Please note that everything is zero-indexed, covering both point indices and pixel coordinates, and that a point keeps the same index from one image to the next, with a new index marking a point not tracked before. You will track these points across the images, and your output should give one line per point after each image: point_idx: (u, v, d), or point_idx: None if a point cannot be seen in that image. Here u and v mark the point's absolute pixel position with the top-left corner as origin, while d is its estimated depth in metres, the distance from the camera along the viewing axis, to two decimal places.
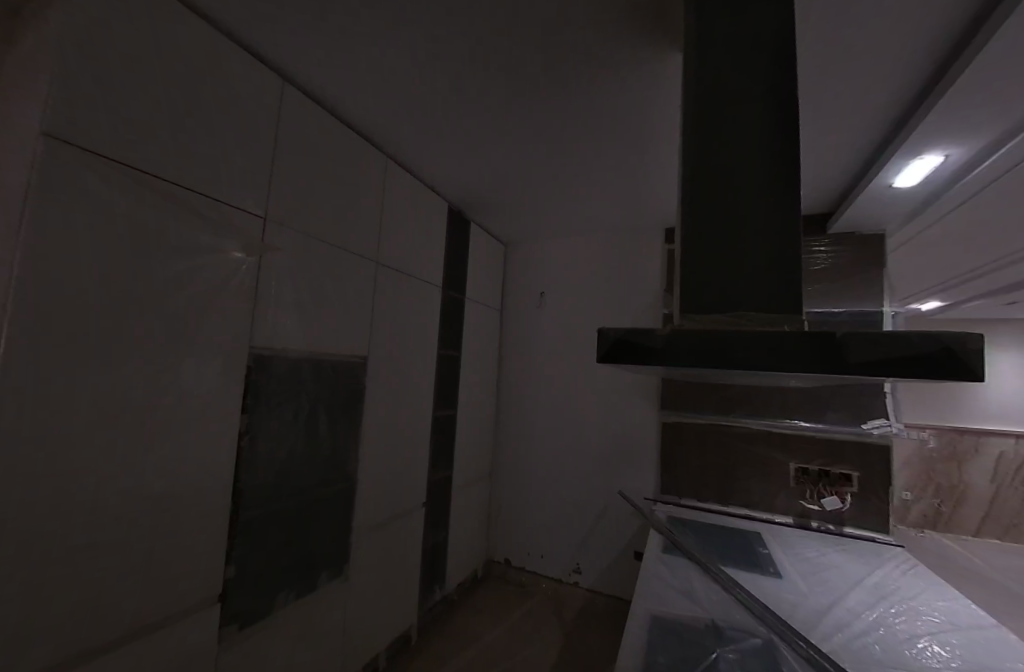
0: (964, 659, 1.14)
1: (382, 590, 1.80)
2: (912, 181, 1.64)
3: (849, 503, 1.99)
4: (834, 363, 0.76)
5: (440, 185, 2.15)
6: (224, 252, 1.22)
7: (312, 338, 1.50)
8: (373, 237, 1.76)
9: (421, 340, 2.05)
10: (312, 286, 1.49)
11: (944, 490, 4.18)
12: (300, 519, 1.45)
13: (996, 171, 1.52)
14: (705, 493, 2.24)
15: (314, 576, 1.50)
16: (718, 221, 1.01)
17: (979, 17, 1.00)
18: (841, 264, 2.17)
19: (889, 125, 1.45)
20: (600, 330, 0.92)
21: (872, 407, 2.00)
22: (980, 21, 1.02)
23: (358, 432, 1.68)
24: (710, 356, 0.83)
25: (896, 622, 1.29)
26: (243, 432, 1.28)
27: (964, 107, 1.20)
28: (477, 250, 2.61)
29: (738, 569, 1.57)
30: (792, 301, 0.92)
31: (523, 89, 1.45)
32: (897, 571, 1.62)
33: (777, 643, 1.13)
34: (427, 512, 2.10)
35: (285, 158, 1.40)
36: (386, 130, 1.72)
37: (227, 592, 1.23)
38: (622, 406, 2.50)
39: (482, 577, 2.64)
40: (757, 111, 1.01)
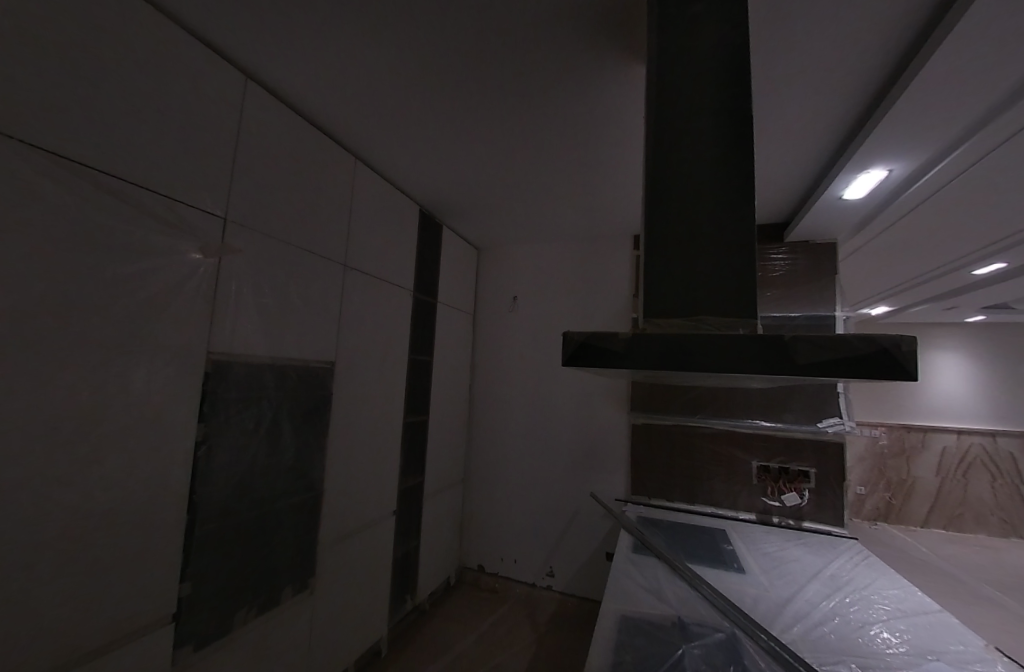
0: (912, 644, 1.21)
1: (350, 601, 1.75)
2: (859, 194, 1.75)
3: (807, 499, 2.08)
4: (786, 365, 0.79)
5: (410, 187, 2.13)
6: (178, 253, 1.17)
7: (274, 343, 1.45)
8: (340, 240, 1.72)
9: (390, 345, 2.02)
10: (274, 289, 1.44)
11: (895, 484, 4.44)
12: (261, 533, 1.39)
13: (935, 185, 1.63)
14: (674, 493, 2.29)
15: (277, 590, 1.44)
16: (679, 228, 1.04)
17: (920, 36, 1.08)
18: (797, 270, 2.28)
19: (840, 139, 1.53)
20: (564, 334, 0.93)
21: (827, 407, 2.10)
22: (921, 42, 1.10)
23: (323, 440, 1.63)
24: (669, 359, 0.85)
25: (851, 611, 1.36)
26: (199, 442, 1.21)
27: (905, 123, 1.29)
28: (449, 254, 2.60)
29: (704, 566, 1.61)
30: (748, 305, 0.96)
31: (494, 95, 1.45)
32: (851, 563, 1.70)
33: (739, 637, 1.17)
34: (397, 521, 2.06)
35: (248, 157, 1.36)
36: (354, 132, 1.69)
37: (182, 611, 1.16)
38: (594, 409, 2.54)
39: (455, 584, 2.60)
40: (716, 121, 1.05)
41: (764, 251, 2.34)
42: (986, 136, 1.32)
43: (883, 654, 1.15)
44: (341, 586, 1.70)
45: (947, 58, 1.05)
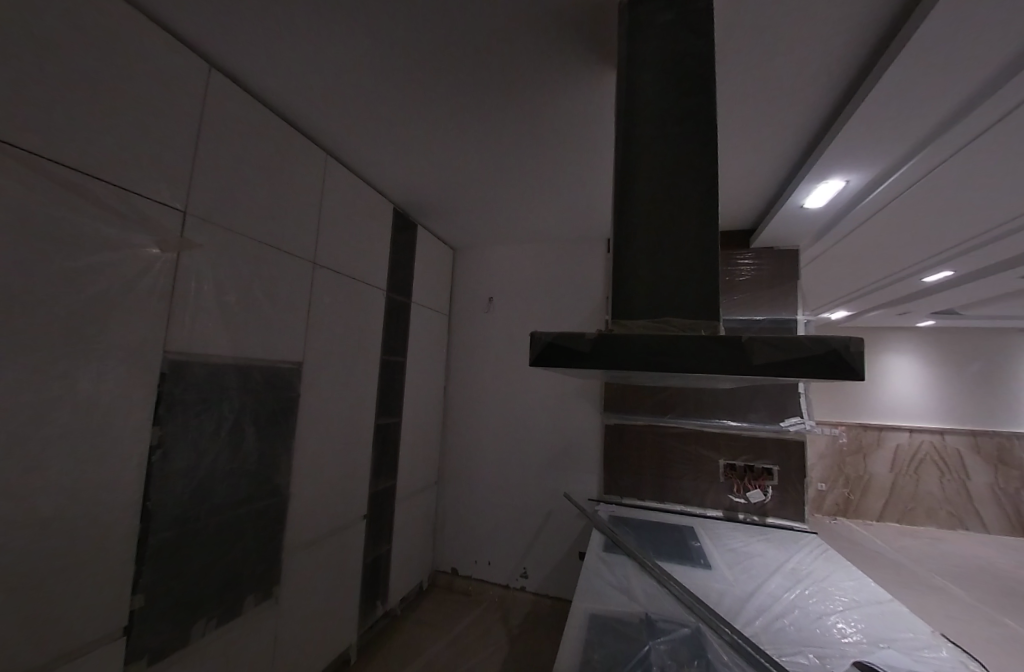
0: (866, 632, 1.27)
1: (317, 609, 1.70)
2: (819, 202, 1.84)
3: (771, 495, 2.16)
4: (744, 365, 0.82)
5: (384, 186, 2.09)
6: (133, 247, 1.11)
7: (238, 342, 1.39)
8: (309, 236, 1.68)
9: (361, 345, 1.98)
10: (238, 286, 1.39)
11: (853, 480, 4.66)
12: (222, 540, 1.33)
13: (888, 195, 1.73)
14: (645, 492, 2.33)
15: (239, 598, 1.38)
16: (645, 231, 1.06)
17: (876, 52, 1.14)
18: (762, 275, 2.36)
19: (802, 149, 1.60)
20: (532, 334, 0.94)
21: (790, 406, 2.18)
22: (875, 58, 1.16)
23: (289, 443, 1.58)
24: (634, 359, 0.87)
25: (809, 603, 1.41)
26: (153, 446, 1.15)
27: (861, 135, 1.36)
28: (424, 254, 2.57)
29: (672, 563, 1.64)
30: (711, 308, 0.98)
31: (469, 96, 1.45)
32: (810, 556, 1.77)
33: (704, 632, 1.20)
34: (368, 524, 2.02)
35: (211, 149, 1.30)
36: (326, 128, 1.65)
37: (134, 624, 1.10)
38: (568, 409, 2.56)
39: (428, 588, 2.57)
40: (682, 129, 1.08)
41: (731, 256, 2.42)
42: (933, 151, 1.41)
43: (838, 643, 1.20)
44: (308, 593, 1.65)
45: (899, 73, 1.12)
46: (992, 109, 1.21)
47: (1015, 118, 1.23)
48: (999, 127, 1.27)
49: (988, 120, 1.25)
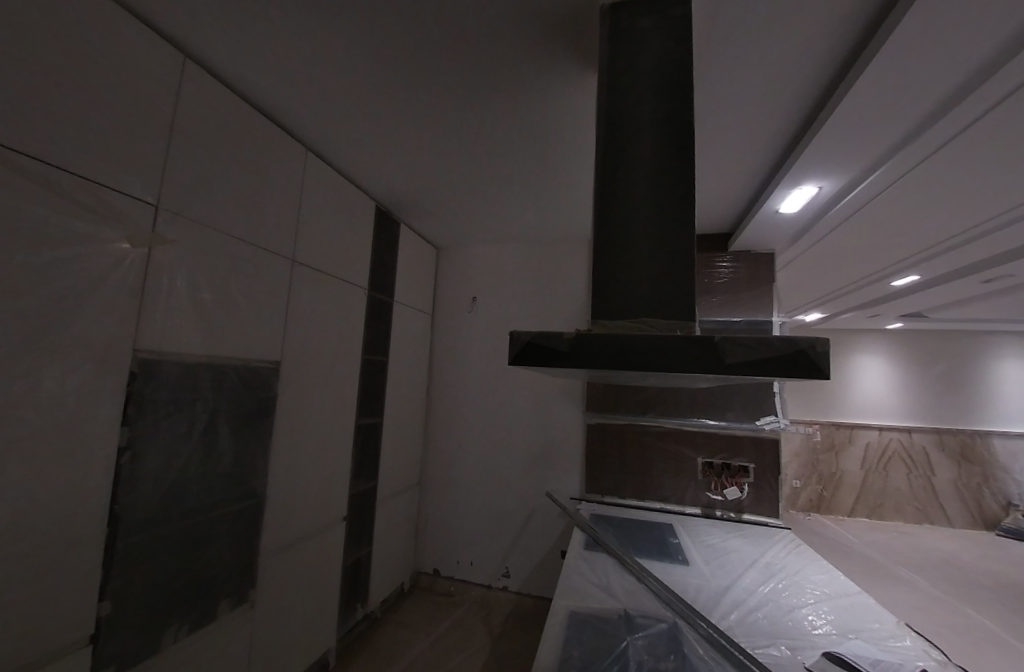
0: (835, 623, 1.31)
1: (295, 613, 1.66)
2: (794, 207, 1.90)
3: (747, 492, 2.21)
4: (716, 365, 0.84)
5: (366, 184, 2.07)
6: (101, 241, 1.07)
7: (213, 340, 1.35)
8: (289, 233, 1.65)
9: (342, 344, 1.95)
10: (213, 282, 1.35)
11: (826, 477, 4.82)
12: (196, 544, 1.30)
13: (861, 200, 1.79)
14: (625, 490, 2.37)
15: (213, 604, 1.34)
16: (625, 233, 1.08)
17: (847, 63, 1.18)
18: (739, 277, 2.42)
19: (777, 155, 1.65)
20: (512, 333, 0.94)
21: (765, 405, 2.23)
22: (847, 67, 1.20)
23: (266, 445, 1.54)
24: (612, 358, 0.88)
25: (782, 596, 1.45)
26: (122, 448, 1.12)
27: (832, 142, 1.41)
28: (407, 253, 2.55)
29: (651, 560, 1.67)
30: (687, 309, 1.00)
31: (453, 95, 1.45)
32: (784, 551, 1.82)
33: (680, 627, 1.22)
34: (348, 526, 1.99)
35: (185, 142, 1.26)
36: (306, 124, 1.62)
37: (101, 632, 1.07)
38: (550, 409, 2.57)
39: (409, 589, 2.55)
40: (660, 134, 1.10)
41: (710, 258, 2.47)
42: (901, 159, 1.47)
43: (809, 635, 1.24)
44: (285, 597, 1.62)
45: (869, 82, 1.16)
46: (956, 118, 1.27)
47: (977, 128, 1.29)
48: (962, 137, 1.34)
49: (952, 129, 1.31)
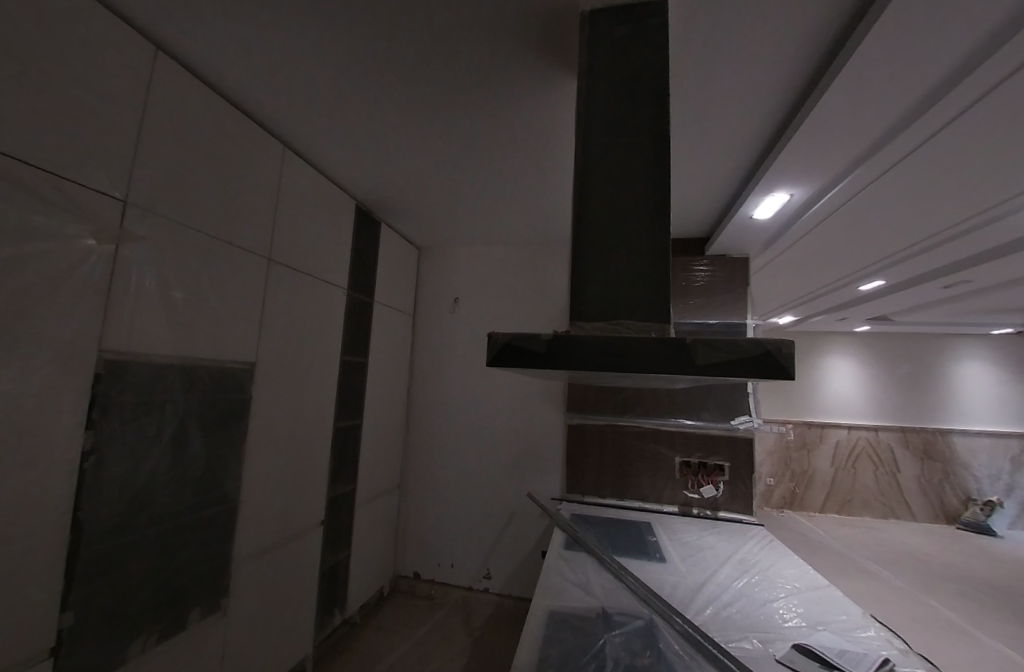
0: (805, 616, 1.35)
1: (269, 620, 1.62)
2: (767, 213, 1.96)
3: (723, 490, 2.26)
4: (687, 366, 0.86)
5: (346, 183, 2.05)
6: (65, 237, 1.04)
7: (184, 341, 1.31)
8: (266, 231, 1.61)
9: (320, 345, 1.92)
10: (186, 280, 1.31)
11: (798, 475, 4.98)
12: (164, 551, 1.26)
13: (831, 206, 1.86)
14: (605, 490, 2.39)
15: (182, 613, 1.30)
16: (602, 236, 1.09)
17: (816, 74, 1.23)
18: (715, 280, 2.48)
19: (751, 162, 1.70)
20: (489, 335, 0.95)
21: (740, 405, 2.29)
22: (817, 79, 1.25)
23: (240, 448, 1.51)
24: (589, 360, 0.89)
25: (755, 591, 1.49)
26: (85, 452, 1.07)
27: (802, 149, 1.46)
28: (388, 253, 2.52)
29: (629, 558, 1.69)
30: (662, 311, 1.02)
31: (436, 95, 1.45)
32: (757, 547, 1.88)
33: (657, 623, 1.25)
34: (325, 531, 1.95)
35: (156, 135, 1.23)
36: (284, 121, 1.60)
37: (62, 644, 1.03)
38: (532, 410, 2.58)
39: (388, 594, 2.52)
40: (637, 140, 1.12)
41: (688, 262, 2.53)
42: (868, 167, 1.54)
43: (780, 629, 1.27)
44: (260, 604, 1.58)
45: (837, 94, 1.21)
46: (918, 130, 1.33)
47: (938, 140, 1.36)
48: (924, 148, 1.41)
49: (914, 141, 1.38)
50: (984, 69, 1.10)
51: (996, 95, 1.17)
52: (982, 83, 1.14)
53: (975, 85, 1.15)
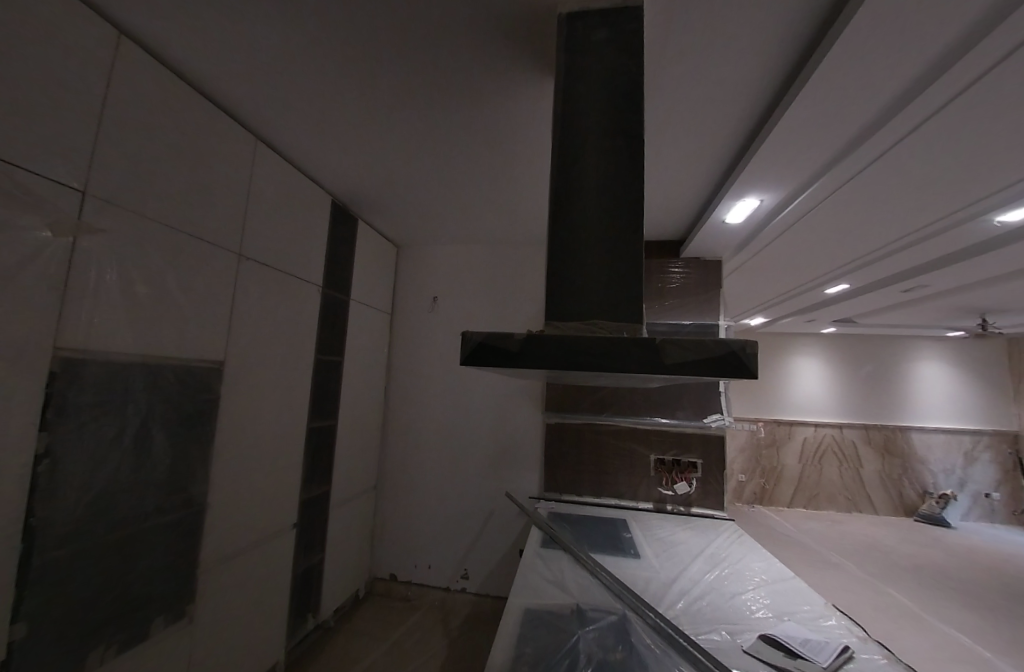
0: (771, 607, 1.40)
1: (239, 627, 1.58)
2: (739, 218, 2.03)
3: (695, 487, 2.32)
4: (655, 366, 0.88)
5: (322, 178, 2.01)
6: (18, 229, 0.99)
7: (148, 338, 1.26)
8: (237, 225, 1.56)
9: (294, 344, 1.88)
10: (150, 275, 1.26)
11: (768, 471, 5.18)
12: (125, 558, 1.20)
13: (800, 212, 1.94)
14: (582, 488, 2.42)
15: (145, 621, 1.25)
16: (577, 237, 1.11)
17: (785, 83, 1.28)
18: (690, 282, 2.54)
19: (724, 167, 1.75)
20: (463, 334, 0.95)
21: (713, 404, 2.35)
22: (785, 89, 1.30)
23: (209, 449, 1.46)
24: (562, 359, 0.91)
25: (725, 584, 1.54)
26: (38, 455, 1.02)
27: (772, 155, 1.52)
28: (364, 250, 2.48)
29: (604, 555, 1.72)
30: (634, 311, 1.04)
31: (414, 92, 1.43)
32: (728, 541, 1.93)
33: (630, 618, 1.27)
34: (298, 534, 1.91)
35: (118, 123, 1.18)
36: (258, 113, 1.56)
37: (12, 657, 0.98)
38: (510, 409, 2.59)
39: (364, 597, 2.48)
40: (612, 142, 1.13)
41: (663, 264, 2.58)
42: (835, 174, 1.61)
43: (748, 620, 1.32)
44: (228, 610, 1.53)
45: (805, 102, 1.26)
46: (881, 139, 1.40)
47: (900, 148, 1.43)
48: (888, 155, 1.48)
49: (879, 148, 1.45)
50: (940, 83, 1.16)
51: (951, 110, 1.25)
52: (938, 97, 1.21)
53: (933, 97, 1.21)
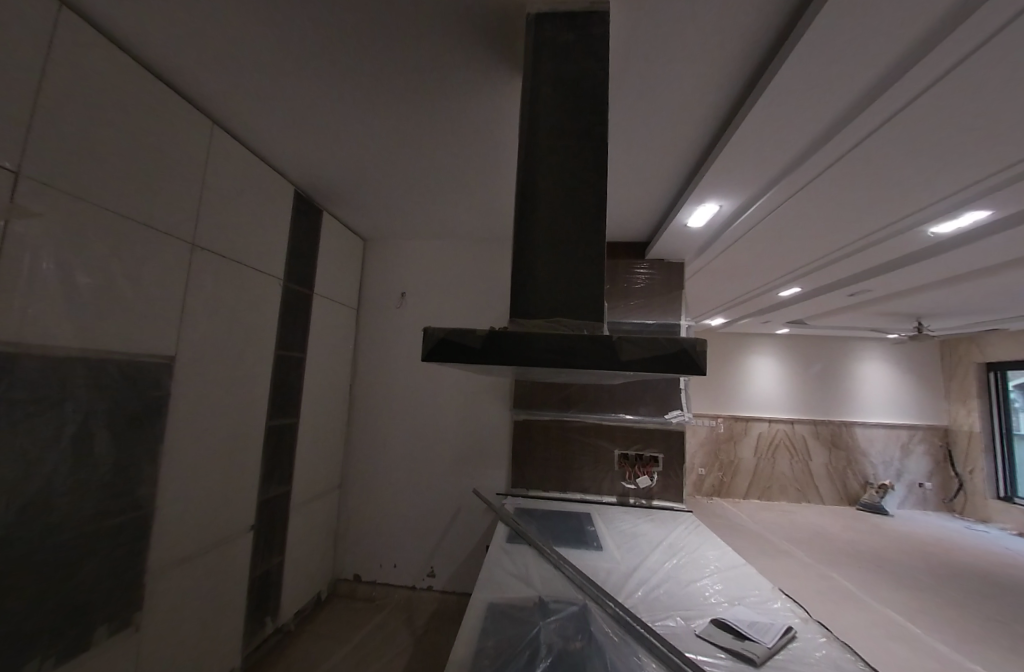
0: (725, 593, 1.48)
1: (193, 633, 1.51)
2: (700, 222, 2.12)
3: (656, 480, 2.41)
4: (611, 362, 0.90)
5: (284, 168, 1.94)
6: None
7: (90, 331, 1.19)
8: (192, 213, 1.49)
9: (252, 338, 1.81)
10: (93, 264, 1.18)
11: (725, 464, 5.45)
12: (64, 565, 1.13)
13: (757, 217, 2.04)
14: (549, 483, 2.47)
15: (88, 630, 1.18)
16: (542, 236, 1.13)
17: (744, 91, 1.34)
18: (654, 282, 2.63)
19: (686, 172, 1.82)
20: (425, 330, 0.94)
21: (674, 401, 2.44)
22: (742, 99, 1.37)
23: (158, 449, 1.38)
24: (525, 356, 0.92)
25: (682, 573, 1.61)
26: None
27: (731, 163, 1.60)
28: (330, 243, 2.42)
29: (568, 548, 1.75)
30: (595, 310, 1.07)
31: (382, 85, 1.41)
32: (686, 532, 2.02)
33: (590, 608, 1.31)
34: (256, 535, 1.84)
35: (58, 100, 1.10)
36: (215, 97, 1.49)
37: None
38: (479, 406, 2.60)
39: (326, 598, 2.43)
40: (578, 144, 1.16)
41: (629, 264, 2.65)
42: (789, 182, 1.70)
43: (702, 606, 1.38)
44: (180, 616, 1.46)
45: (760, 113, 1.34)
46: (829, 151, 1.50)
47: (847, 159, 1.54)
48: (836, 166, 1.58)
49: (827, 160, 1.55)
50: (882, 100, 1.25)
51: (890, 127, 1.35)
52: (880, 115, 1.31)
53: (877, 113, 1.30)
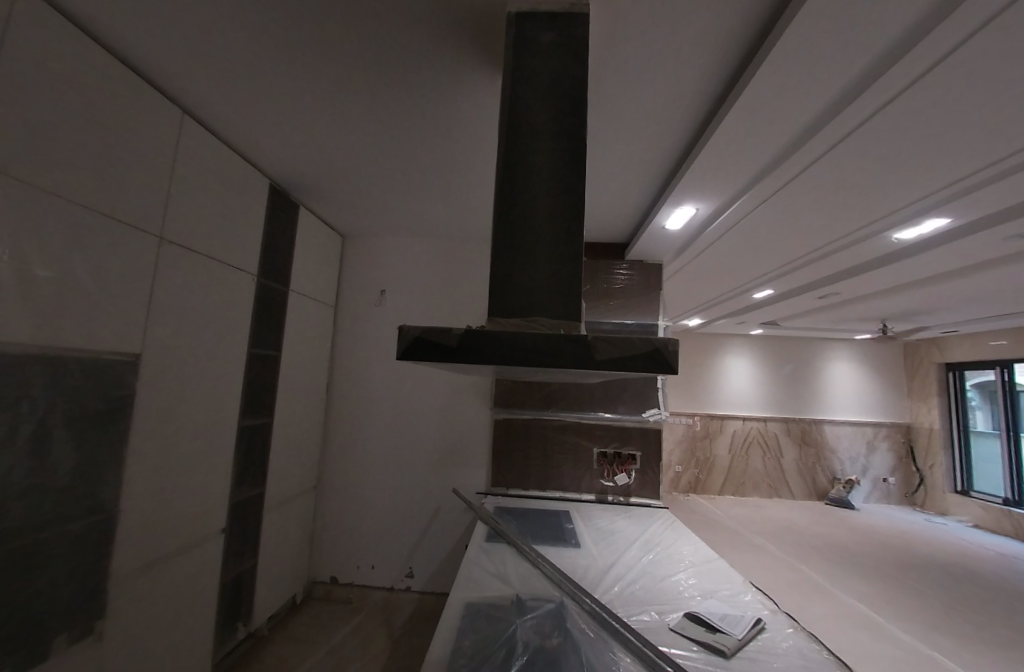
0: (699, 587, 1.51)
1: (159, 641, 1.46)
2: (677, 225, 2.17)
3: (634, 478, 2.45)
4: (587, 361, 0.91)
5: (259, 160, 1.88)
6: None
7: (47, 326, 1.13)
8: (159, 205, 1.43)
9: (224, 336, 1.75)
10: (50, 257, 1.13)
11: (701, 461, 5.59)
12: (18, 572, 1.08)
13: (732, 220, 2.09)
14: (529, 482, 2.48)
15: (44, 640, 1.13)
16: (520, 235, 1.13)
17: (721, 97, 1.38)
18: (633, 283, 2.67)
19: (665, 174, 1.85)
20: (401, 327, 0.94)
21: (651, 400, 2.49)
22: (719, 104, 1.41)
23: (122, 450, 1.33)
24: (501, 355, 0.93)
25: (657, 568, 1.64)
26: None
27: (708, 166, 1.63)
28: (306, 239, 2.37)
29: (546, 545, 1.77)
30: (572, 310, 1.08)
31: (361, 80, 1.39)
32: (661, 528, 2.06)
33: (567, 605, 1.32)
34: (228, 538, 1.79)
35: (13, 82, 1.04)
36: (186, 86, 1.44)
37: None
38: (459, 405, 2.59)
39: (301, 602, 2.38)
40: (557, 144, 1.16)
41: (609, 264, 2.68)
42: (763, 186, 1.75)
43: (676, 600, 1.41)
44: (146, 623, 1.41)
45: (736, 118, 1.37)
46: (801, 156, 1.55)
47: (818, 164, 1.59)
48: (807, 171, 1.64)
49: (799, 165, 1.61)
50: (852, 107, 1.30)
51: (859, 133, 1.41)
52: (849, 122, 1.36)
53: (845, 120, 1.35)
